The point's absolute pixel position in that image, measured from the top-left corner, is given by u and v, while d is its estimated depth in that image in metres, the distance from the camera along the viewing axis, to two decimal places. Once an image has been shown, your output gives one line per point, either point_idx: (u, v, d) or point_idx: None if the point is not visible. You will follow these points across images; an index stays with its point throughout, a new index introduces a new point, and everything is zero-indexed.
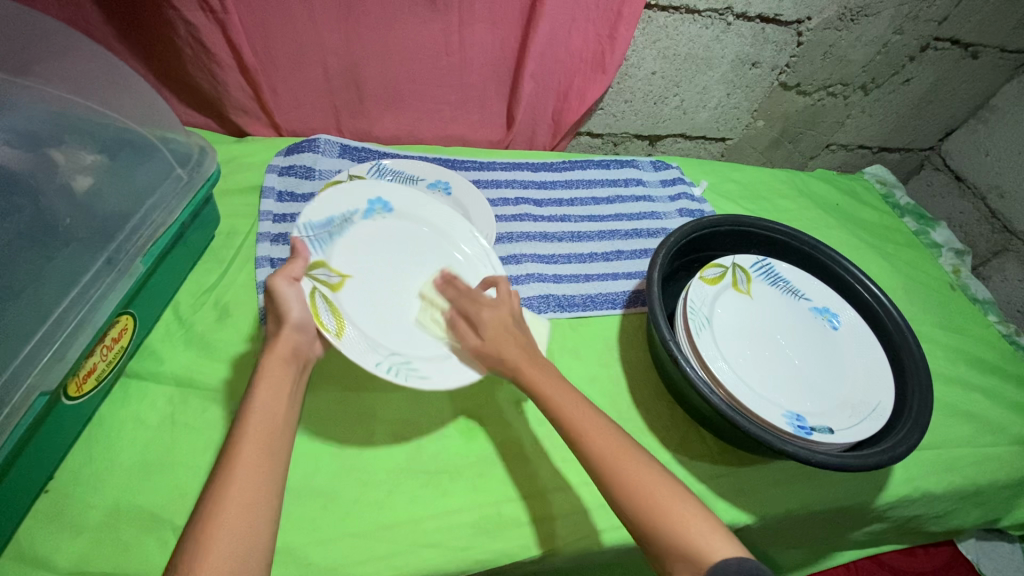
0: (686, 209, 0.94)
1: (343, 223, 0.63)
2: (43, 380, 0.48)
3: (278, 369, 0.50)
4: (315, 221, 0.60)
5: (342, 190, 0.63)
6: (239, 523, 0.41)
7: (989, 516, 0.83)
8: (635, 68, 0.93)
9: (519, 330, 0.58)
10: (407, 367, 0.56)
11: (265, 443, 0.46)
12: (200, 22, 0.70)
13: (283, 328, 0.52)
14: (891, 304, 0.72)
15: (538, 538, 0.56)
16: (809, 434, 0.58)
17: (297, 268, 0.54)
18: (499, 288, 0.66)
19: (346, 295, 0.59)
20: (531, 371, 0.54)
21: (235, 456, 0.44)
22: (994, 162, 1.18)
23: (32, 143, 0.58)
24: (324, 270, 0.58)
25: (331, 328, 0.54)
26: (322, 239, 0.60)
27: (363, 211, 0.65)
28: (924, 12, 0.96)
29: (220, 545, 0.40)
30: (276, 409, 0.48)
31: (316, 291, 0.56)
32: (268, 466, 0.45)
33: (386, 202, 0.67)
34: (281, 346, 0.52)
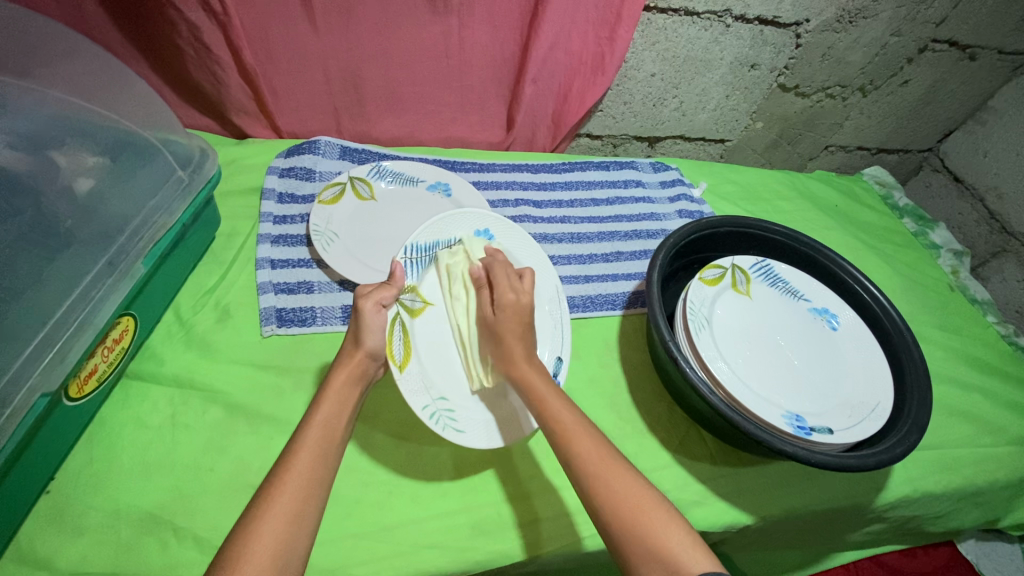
0: (685, 211, 0.95)
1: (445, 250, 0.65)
2: (44, 382, 0.48)
3: (345, 389, 0.51)
4: (420, 243, 0.63)
5: (445, 221, 0.66)
6: (283, 524, 0.41)
7: (989, 516, 0.83)
8: (633, 70, 0.93)
9: (530, 324, 0.58)
10: (448, 415, 0.56)
11: (321, 450, 0.46)
12: (202, 24, 0.70)
13: (357, 350, 0.53)
14: (890, 304, 0.72)
15: (538, 540, 0.56)
16: (808, 434, 0.59)
17: (387, 294, 0.55)
18: (560, 358, 0.64)
19: (422, 324, 0.61)
20: (525, 368, 0.55)
21: (292, 458, 0.45)
22: (992, 163, 1.18)
23: (33, 144, 0.59)
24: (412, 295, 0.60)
25: (398, 359, 0.55)
26: (420, 261, 0.63)
27: (466, 240, 0.67)
28: (921, 14, 0.96)
29: (262, 544, 0.40)
30: (337, 421, 0.49)
31: (399, 317, 0.57)
32: (321, 472, 0.45)
33: (491, 233, 0.68)
34: (351, 366, 0.52)
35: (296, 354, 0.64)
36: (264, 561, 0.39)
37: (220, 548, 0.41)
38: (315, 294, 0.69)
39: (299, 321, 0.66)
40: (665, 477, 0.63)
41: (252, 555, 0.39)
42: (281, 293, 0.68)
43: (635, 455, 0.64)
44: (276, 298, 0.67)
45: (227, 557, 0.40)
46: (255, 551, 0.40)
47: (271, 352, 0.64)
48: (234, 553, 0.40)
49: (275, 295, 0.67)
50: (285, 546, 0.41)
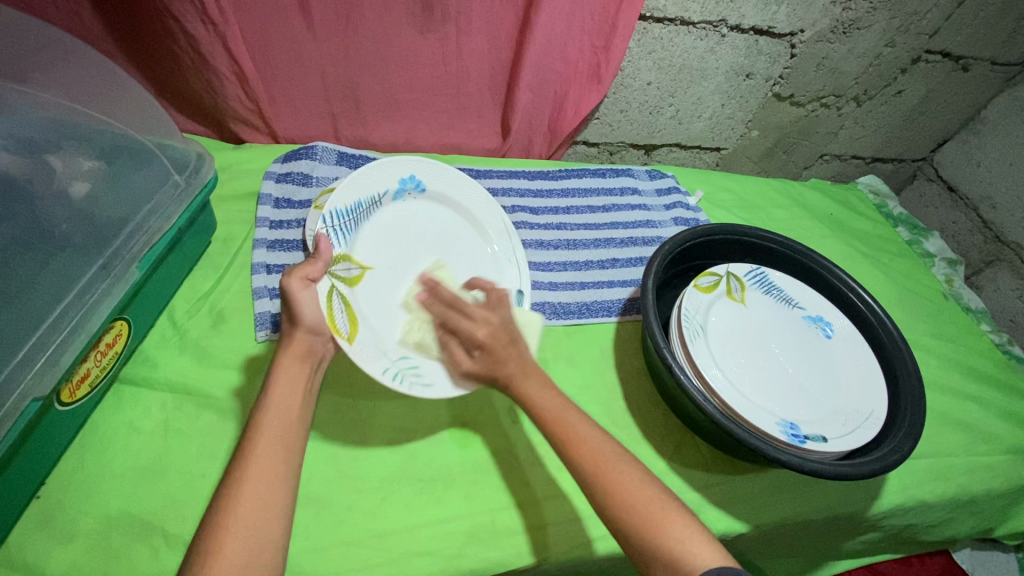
0: (680, 218, 0.95)
1: (371, 206, 0.65)
2: (36, 386, 0.47)
3: (293, 366, 0.51)
4: (340, 208, 0.61)
5: (371, 176, 0.64)
6: (249, 519, 0.42)
7: (984, 525, 0.83)
8: (630, 79, 0.94)
9: (516, 339, 0.57)
10: (412, 373, 0.58)
11: (278, 436, 0.47)
12: (200, 33, 0.70)
13: (296, 329, 0.52)
14: (884, 313, 0.73)
15: (531, 547, 0.55)
16: (802, 442, 0.59)
17: (312, 270, 0.54)
18: (519, 291, 0.71)
19: (362, 291, 0.61)
20: (507, 350, 0.56)
21: (250, 448, 0.45)
22: (986, 173, 1.19)
23: (31, 148, 0.59)
24: (345, 263, 0.60)
25: (344, 332, 0.54)
26: (343, 230, 0.61)
27: (396, 191, 0.67)
28: (915, 26, 0.97)
29: (232, 541, 0.41)
30: (289, 408, 0.49)
31: (334, 289, 0.57)
32: (282, 462, 0.46)
33: (419, 181, 0.70)
34: (294, 346, 0.52)
35: None
36: (237, 558, 0.40)
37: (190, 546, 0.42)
38: None
39: None
40: None
41: (226, 547, 0.40)
42: (276, 298, 0.68)
43: None
44: (271, 303, 0.67)
45: (199, 553, 0.40)
46: (227, 546, 0.40)
47: (264, 358, 0.64)
48: (208, 550, 0.40)
49: (270, 300, 0.67)
50: (257, 540, 0.42)
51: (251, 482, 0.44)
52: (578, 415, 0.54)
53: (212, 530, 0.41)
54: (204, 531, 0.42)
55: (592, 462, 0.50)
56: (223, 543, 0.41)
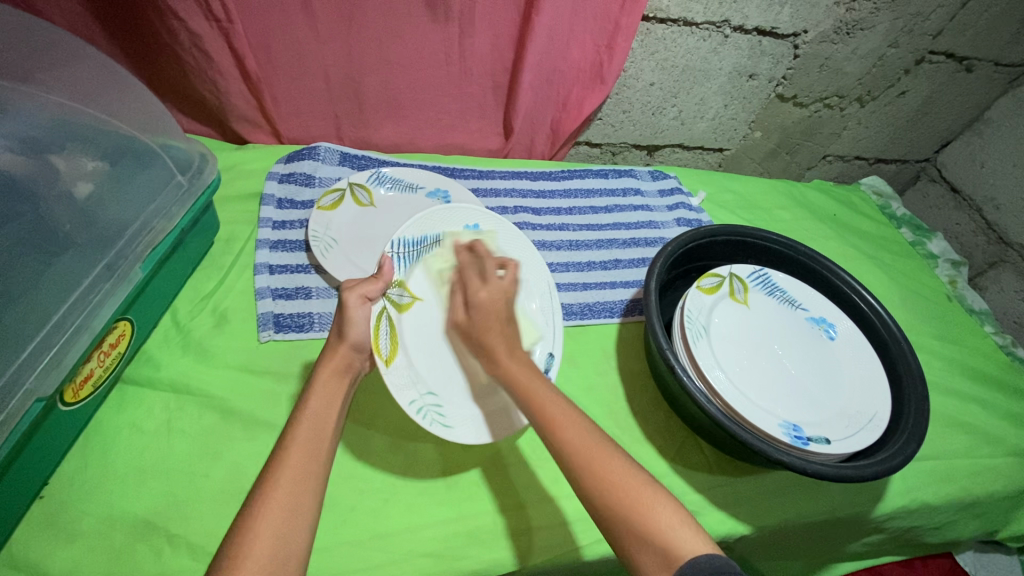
0: (683, 219, 0.95)
1: (436, 244, 0.64)
2: (40, 386, 0.47)
3: (331, 380, 0.51)
4: (408, 238, 0.62)
5: (443, 213, 0.66)
6: (280, 523, 0.41)
7: (987, 528, 0.83)
8: (633, 79, 0.94)
9: (511, 318, 0.58)
10: (435, 410, 0.57)
11: (315, 445, 0.47)
12: (204, 33, 0.70)
13: (341, 344, 0.53)
14: (887, 315, 0.72)
15: (534, 549, 0.55)
16: (806, 444, 0.58)
17: (372, 289, 0.56)
18: (552, 354, 0.65)
19: (410, 319, 0.60)
20: (508, 360, 0.54)
21: (286, 455, 0.45)
22: (989, 174, 1.19)
23: (35, 148, 0.59)
24: (400, 290, 0.59)
25: (385, 354, 0.55)
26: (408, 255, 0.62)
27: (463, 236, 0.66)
28: (919, 26, 0.97)
29: (262, 545, 0.40)
30: (326, 418, 0.49)
31: (384, 313, 0.57)
32: (316, 471, 0.45)
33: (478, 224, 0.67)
34: (336, 361, 0.52)
35: (292, 360, 0.64)
36: (265, 563, 0.39)
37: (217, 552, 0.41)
38: (313, 299, 0.69)
39: (297, 327, 0.66)
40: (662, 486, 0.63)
41: (256, 550, 0.40)
42: (279, 298, 0.68)
43: None
44: (274, 304, 0.67)
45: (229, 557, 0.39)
46: (257, 548, 0.40)
47: (267, 358, 0.64)
48: (234, 551, 0.40)
49: (273, 301, 0.67)
50: (288, 546, 0.41)
51: (283, 488, 0.43)
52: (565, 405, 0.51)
53: (242, 534, 0.40)
54: (233, 534, 0.41)
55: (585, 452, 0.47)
56: (254, 547, 0.40)
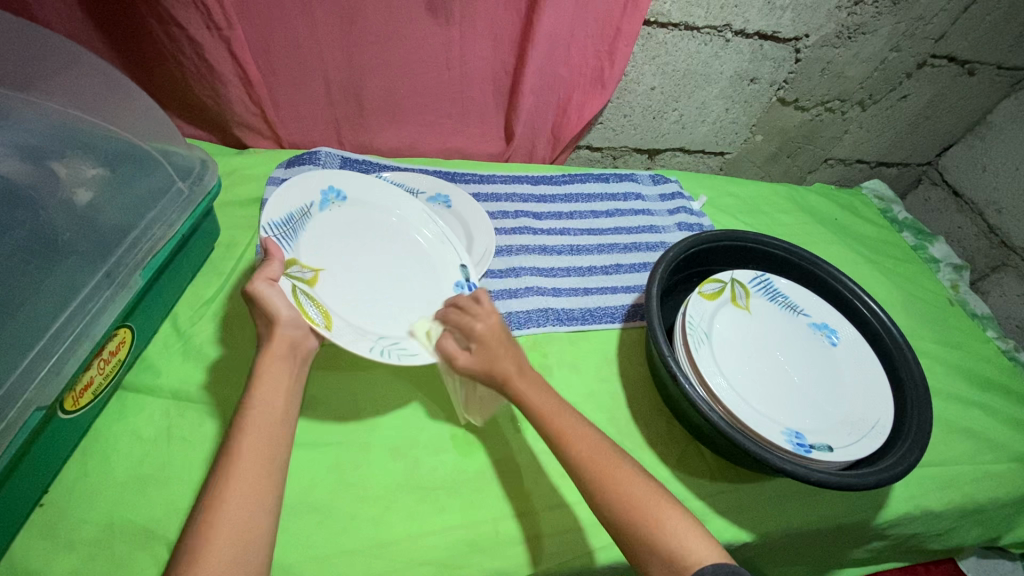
0: (685, 223, 0.95)
1: (302, 218, 0.63)
2: (39, 396, 0.47)
3: (277, 365, 0.51)
4: (278, 219, 0.60)
5: (292, 187, 0.62)
6: (239, 506, 0.42)
7: (990, 534, 0.83)
8: (633, 84, 0.94)
9: (513, 338, 0.57)
10: (395, 347, 0.59)
11: (266, 429, 0.47)
12: (205, 39, 0.70)
13: (276, 328, 0.52)
14: (890, 321, 0.72)
15: (536, 555, 0.55)
16: (808, 451, 0.58)
17: (274, 270, 0.54)
18: (465, 265, 0.70)
19: (324, 289, 0.60)
20: (522, 384, 0.54)
21: (236, 443, 0.46)
22: (992, 177, 1.19)
23: (34, 155, 0.59)
24: (297, 267, 0.59)
25: (320, 322, 0.55)
26: (287, 235, 0.60)
27: (320, 202, 0.65)
28: (920, 30, 0.97)
29: (222, 531, 0.41)
30: (273, 401, 0.49)
31: (296, 289, 0.57)
32: (269, 454, 0.46)
33: (339, 189, 0.67)
34: (277, 345, 0.52)
35: None
36: (228, 546, 0.40)
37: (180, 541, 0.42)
38: None
39: None
40: None
41: (216, 537, 0.41)
42: None
43: None
44: None
45: (191, 546, 0.40)
46: (218, 535, 0.41)
47: None
48: (196, 542, 0.40)
49: None
50: (248, 536, 0.41)
51: (236, 475, 0.44)
52: (573, 415, 0.53)
53: (202, 527, 0.41)
54: (194, 529, 0.41)
55: (587, 460, 0.50)
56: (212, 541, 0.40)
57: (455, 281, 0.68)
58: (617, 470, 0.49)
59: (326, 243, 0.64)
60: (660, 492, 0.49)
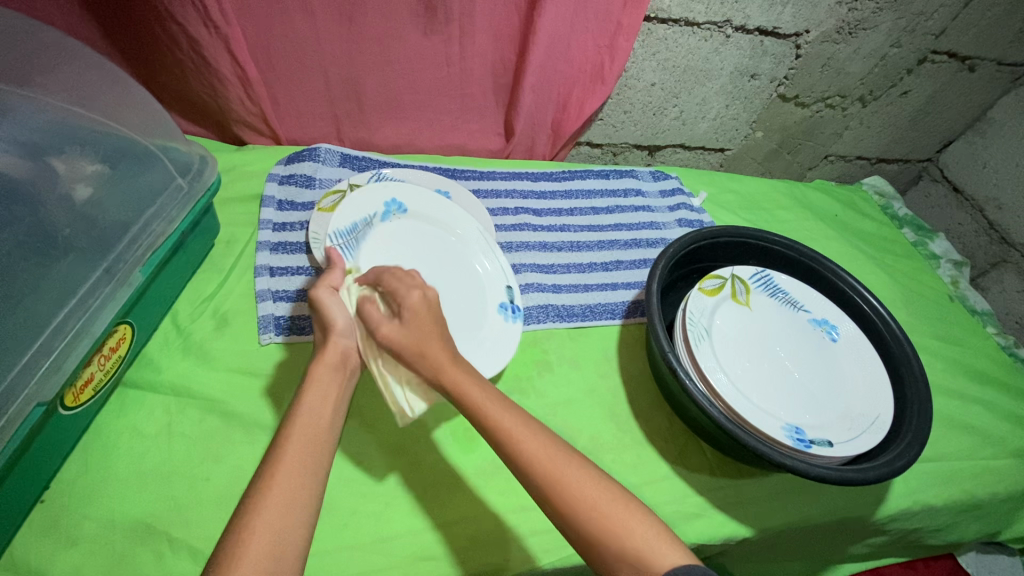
0: (685, 220, 0.95)
1: (364, 227, 0.65)
2: (40, 391, 0.47)
3: (326, 375, 0.51)
4: (341, 229, 0.63)
5: (358, 199, 0.66)
6: (278, 518, 0.41)
7: (989, 529, 0.83)
8: (633, 80, 0.94)
9: (442, 318, 0.54)
10: None
11: (311, 442, 0.46)
12: (203, 37, 0.70)
13: (331, 335, 0.53)
14: (890, 316, 0.72)
15: (537, 550, 0.55)
16: (808, 447, 0.58)
17: (336, 278, 0.56)
18: (509, 286, 0.71)
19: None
20: (457, 373, 0.51)
21: (280, 454, 0.45)
22: (992, 174, 1.19)
23: (33, 152, 0.58)
24: (358, 276, 0.60)
25: (376, 334, 0.56)
26: (351, 245, 0.63)
27: (382, 213, 0.68)
28: (921, 26, 0.97)
29: (258, 544, 0.40)
30: (321, 415, 0.48)
31: None
32: (312, 467, 0.45)
33: (401, 203, 0.70)
34: (329, 353, 0.52)
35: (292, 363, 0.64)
36: (262, 560, 0.39)
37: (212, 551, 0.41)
38: None
39: (298, 330, 0.66)
40: (662, 488, 0.63)
41: (251, 549, 0.39)
42: (279, 301, 0.68)
43: (633, 467, 0.64)
44: (274, 306, 0.67)
45: (224, 556, 0.39)
46: (252, 547, 0.39)
47: (267, 361, 0.64)
48: (230, 552, 0.39)
49: (273, 303, 0.67)
50: (285, 542, 0.41)
51: (277, 487, 0.43)
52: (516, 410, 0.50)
53: (240, 530, 0.40)
54: (232, 531, 0.41)
55: (540, 461, 0.47)
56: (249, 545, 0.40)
57: (499, 302, 0.69)
58: (570, 473, 0.46)
59: (387, 254, 0.66)
60: (623, 495, 0.46)
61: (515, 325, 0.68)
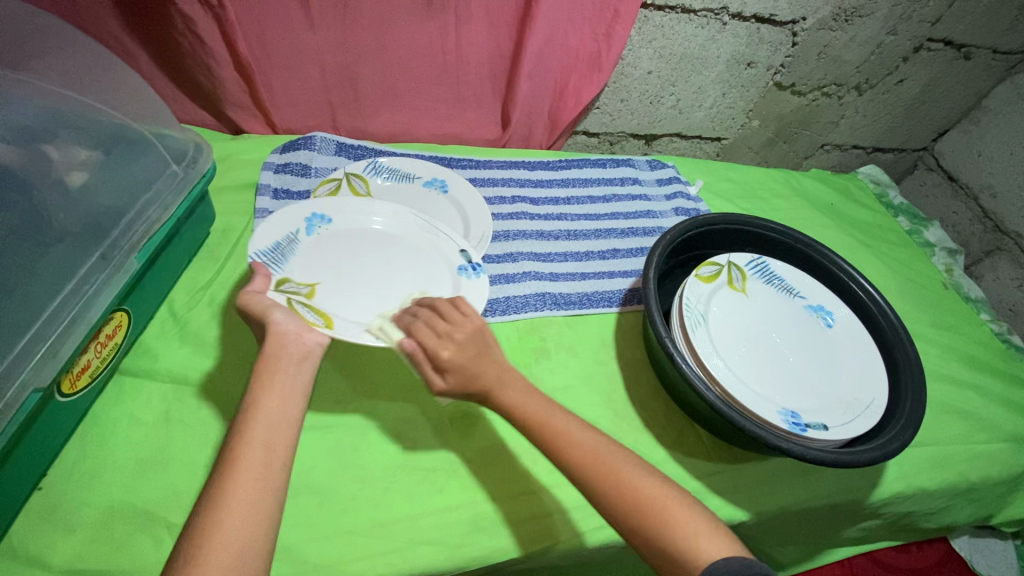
0: (681, 208, 0.95)
1: (289, 243, 0.63)
2: (36, 377, 0.47)
3: (279, 372, 0.50)
4: (266, 248, 0.61)
5: (276, 219, 0.64)
6: (237, 519, 0.42)
7: (982, 513, 0.84)
8: (630, 68, 0.93)
9: (488, 348, 0.56)
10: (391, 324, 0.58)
11: (267, 439, 0.46)
12: (197, 15, 0.69)
13: (272, 327, 0.52)
14: (885, 302, 0.72)
15: (533, 535, 0.55)
16: (804, 430, 0.59)
17: (263, 283, 0.55)
18: (464, 250, 0.68)
19: (324, 300, 0.60)
20: (510, 398, 0.54)
21: (235, 454, 0.45)
22: (987, 162, 1.19)
23: (27, 138, 0.58)
24: (294, 284, 0.60)
25: (319, 323, 0.57)
26: (278, 260, 0.61)
27: (303, 229, 0.65)
28: (916, 13, 0.97)
29: (217, 546, 0.40)
30: (278, 410, 0.48)
31: (291, 300, 0.58)
32: (269, 463, 0.45)
33: (324, 215, 0.67)
34: (275, 341, 0.51)
35: None
36: (224, 561, 0.40)
37: (175, 548, 0.42)
38: None
39: None
40: None
41: (213, 551, 0.40)
42: None
43: (630, 452, 0.64)
44: None
45: (188, 556, 0.40)
46: (213, 549, 0.40)
47: (263, 348, 0.63)
48: (193, 554, 0.40)
49: None
50: (246, 547, 0.41)
51: (236, 488, 0.43)
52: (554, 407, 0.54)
53: (200, 530, 0.41)
54: (191, 530, 0.41)
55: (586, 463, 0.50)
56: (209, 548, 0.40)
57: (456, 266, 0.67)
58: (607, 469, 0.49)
59: (319, 260, 0.64)
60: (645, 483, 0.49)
61: (477, 282, 0.65)
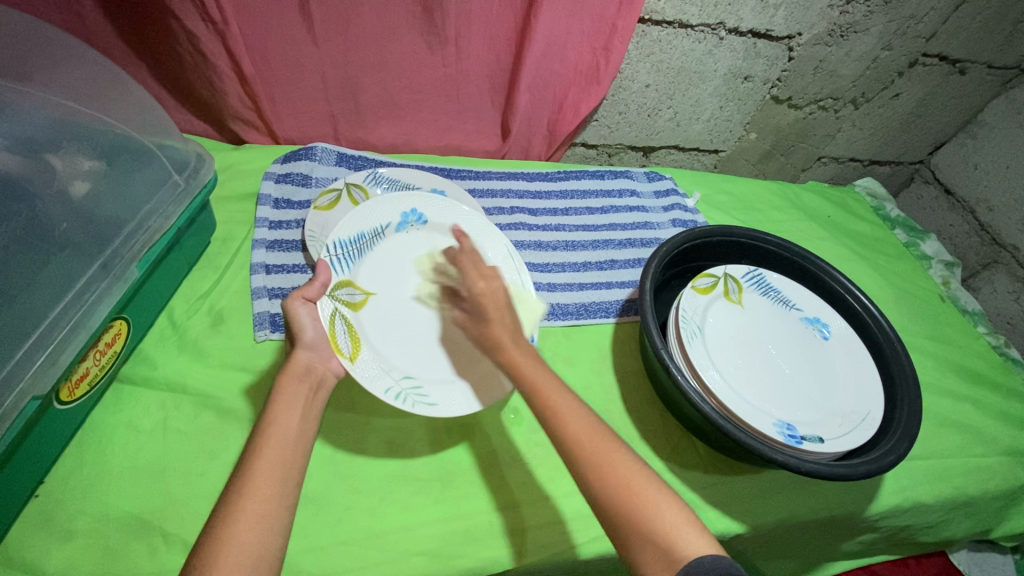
0: (678, 220, 0.95)
1: (372, 237, 0.65)
2: (35, 384, 0.47)
3: (291, 386, 0.51)
4: (343, 238, 0.62)
5: (371, 207, 0.66)
6: (251, 530, 0.42)
7: (980, 526, 0.83)
8: (628, 81, 0.94)
9: (513, 309, 0.57)
10: (415, 393, 0.58)
11: (283, 452, 0.46)
12: (200, 32, 0.70)
13: (297, 348, 0.54)
14: (880, 314, 0.73)
15: (527, 547, 0.55)
16: (799, 443, 0.59)
17: (313, 290, 0.56)
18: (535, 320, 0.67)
19: (367, 316, 0.61)
20: (513, 352, 0.53)
21: (253, 464, 0.45)
22: (982, 175, 1.20)
23: (31, 148, 0.59)
24: (351, 289, 0.61)
25: (345, 351, 0.56)
26: (348, 255, 0.62)
27: (396, 224, 0.67)
28: (911, 29, 0.98)
29: (230, 556, 0.40)
30: (290, 426, 0.48)
31: (337, 312, 0.58)
32: (286, 474, 0.45)
33: (421, 213, 0.69)
34: (293, 366, 0.52)
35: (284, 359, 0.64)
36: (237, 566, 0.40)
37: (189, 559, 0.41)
38: None
39: None
40: None
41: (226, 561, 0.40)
42: (275, 298, 0.68)
43: None
44: (270, 303, 0.67)
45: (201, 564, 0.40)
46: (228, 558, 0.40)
47: (261, 357, 0.64)
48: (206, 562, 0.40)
49: (272, 301, 0.68)
50: (260, 556, 0.41)
51: (249, 497, 0.43)
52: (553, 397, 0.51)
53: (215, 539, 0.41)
54: (206, 541, 0.41)
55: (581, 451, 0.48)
56: (220, 562, 0.40)
57: None
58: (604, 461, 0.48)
59: (388, 265, 0.65)
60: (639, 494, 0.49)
61: None
